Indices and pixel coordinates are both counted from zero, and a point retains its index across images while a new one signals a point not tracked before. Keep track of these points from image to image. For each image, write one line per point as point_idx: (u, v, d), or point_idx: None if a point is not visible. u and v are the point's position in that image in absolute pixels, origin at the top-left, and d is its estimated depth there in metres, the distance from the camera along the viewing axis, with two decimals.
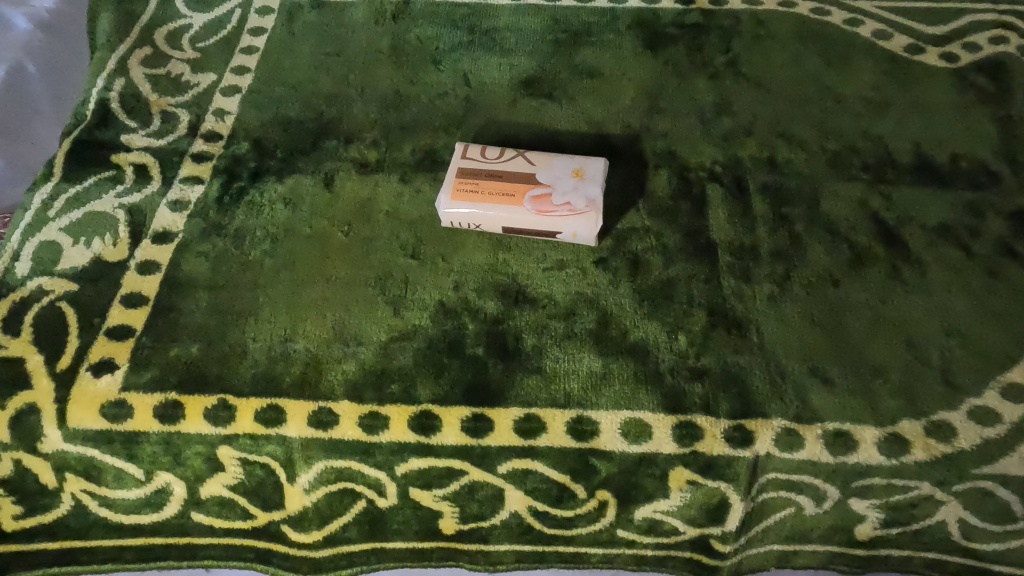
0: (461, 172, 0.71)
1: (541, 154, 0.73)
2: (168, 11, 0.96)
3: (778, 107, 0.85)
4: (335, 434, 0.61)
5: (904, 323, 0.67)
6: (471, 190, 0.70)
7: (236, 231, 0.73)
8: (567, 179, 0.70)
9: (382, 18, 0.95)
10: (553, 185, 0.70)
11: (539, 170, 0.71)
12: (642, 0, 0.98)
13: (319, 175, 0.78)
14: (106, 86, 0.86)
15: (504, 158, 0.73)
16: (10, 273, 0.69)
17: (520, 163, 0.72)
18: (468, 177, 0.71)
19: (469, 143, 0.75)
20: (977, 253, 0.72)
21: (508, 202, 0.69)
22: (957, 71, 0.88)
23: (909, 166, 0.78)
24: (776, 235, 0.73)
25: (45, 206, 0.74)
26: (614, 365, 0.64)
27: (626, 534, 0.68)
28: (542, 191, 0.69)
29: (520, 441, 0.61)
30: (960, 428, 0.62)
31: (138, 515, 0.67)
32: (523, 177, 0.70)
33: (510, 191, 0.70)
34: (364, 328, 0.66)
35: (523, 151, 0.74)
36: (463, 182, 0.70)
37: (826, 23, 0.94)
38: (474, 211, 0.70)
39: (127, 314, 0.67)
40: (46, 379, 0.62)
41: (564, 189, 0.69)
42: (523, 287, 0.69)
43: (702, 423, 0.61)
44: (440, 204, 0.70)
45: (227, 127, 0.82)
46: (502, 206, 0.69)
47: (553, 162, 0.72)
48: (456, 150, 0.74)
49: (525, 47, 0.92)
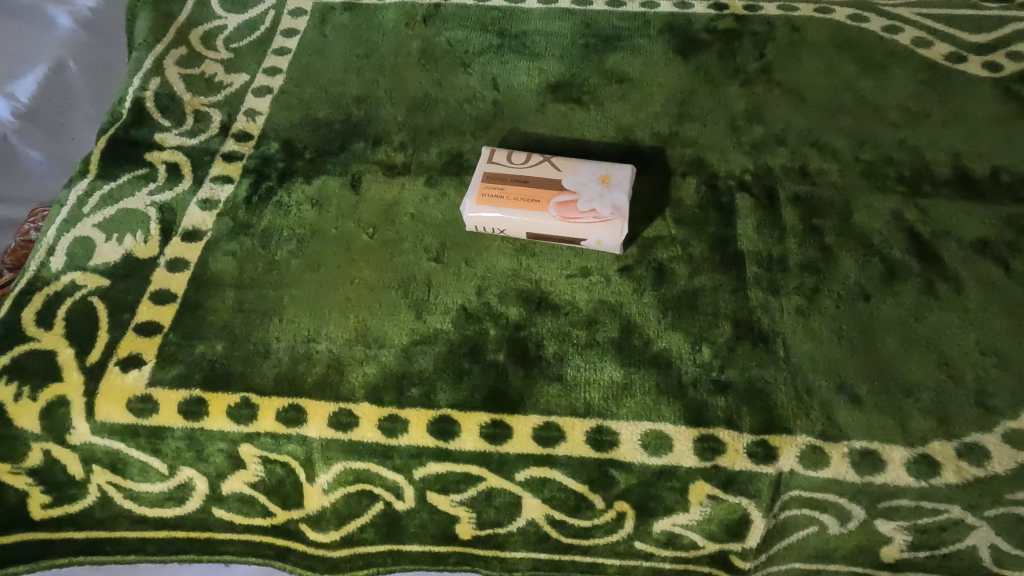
0: (487, 176, 0.71)
1: (568, 160, 0.72)
2: (204, 12, 0.98)
3: (811, 115, 0.83)
4: (354, 436, 0.62)
5: (938, 341, 0.65)
6: (496, 195, 0.70)
7: (264, 231, 0.74)
8: (593, 186, 0.69)
9: (413, 21, 0.95)
10: (579, 191, 0.69)
11: (566, 176, 0.70)
12: (675, 5, 0.97)
13: (346, 176, 0.78)
14: (142, 85, 0.88)
15: (530, 164, 0.72)
16: (45, 267, 0.71)
17: (547, 169, 0.72)
18: (494, 182, 0.71)
19: (496, 148, 0.76)
20: (1016, 269, 0.69)
21: (533, 208, 0.69)
22: (1001, 81, 0.85)
23: (947, 179, 0.76)
24: (806, 247, 0.71)
25: (80, 202, 0.76)
26: (635, 375, 0.63)
27: (643, 547, 0.67)
28: (567, 197, 0.69)
29: (538, 449, 0.61)
30: (994, 451, 0.59)
31: (161, 508, 0.68)
32: (550, 183, 0.70)
33: (535, 197, 0.69)
34: (386, 331, 0.66)
35: (551, 157, 0.74)
36: (488, 187, 0.70)
37: (863, 30, 0.92)
38: (499, 216, 0.69)
39: (156, 311, 0.68)
40: (76, 373, 0.64)
41: (590, 196, 0.69)
42: (546, 293, 0.69)
43: (724, 437, 0.60)
44: (465, 209, 0.70)
45: (257, 127, 0.83)
46: (527, 211, 0.69)
47: (580, 168, 0.71)
48: (483, 155, 0.74)
49: (554, 52, 0.91)
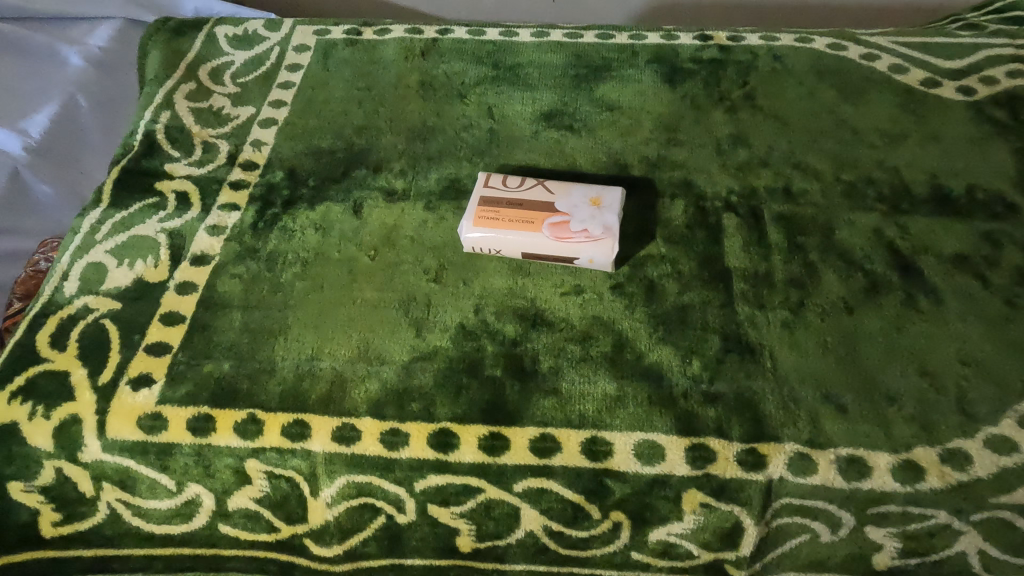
0: (483, 200, 0.75)
1: (561, 184, 0.76)
2: (211, 49, 1.02)
3: (794, 139, 0.87)
4: (357, 449, 0.64)
5: (919, 352, 0.67)
6: (492, 217, 0.73)
7: (270, 255, 0.76)
8: (584, 208, 0.73)
9: (412, 55, 1.00)
10: (572, 212, 0.72)
11: (559, 199, 0.74)
12: (662, 37, 1.01)
13: (348, 203, 0.81)
14: (153, 119, 0.92)
15: (525, 187, 0.76)
16: (59, 292, 0.74)
17: (540, 192, 0.75)
18: (490, 205, 0.74)
19: (493, 173, 0.80)
20: (993, 282, 0.72)
21: (528, 229, 0.72)
22: (974, 104, 0.89)
23: (924, 197, 0.79)
24: (790, 264, 0.74)
25: (94, 229, 0.79)
26: (628, 387, 0.65)
27: (640, 557, 0.68)
28: (560, 218, 0.72)
29: (535, 460, 0.63)
30: (976, 456, 0.61)
31: (168, 525, 0.70)
32: (543, 206, 0.73)
33: (529, 218, 0.72)
34: (387, 348, 0.69)
35: (544, 181, 0.78)
36: (485, 210, 0.74)
37: (842, 58, 0.96)
38: (495, 236, 0.72)
39: (165, 332, 0.70)
40: (89, 392, 0.66)
41: (582, 218, 0.72)
42: (541, 310, 0.71)
43: (715, 446, 0.62)
44: (463, 230, 0.73)
45: (263, 157, 0.87)
46: (522, 232, 0.72)
47: (572, 191, 0.75)
48: (480, 179, 0.78)
49: (547, 82, 0.95)
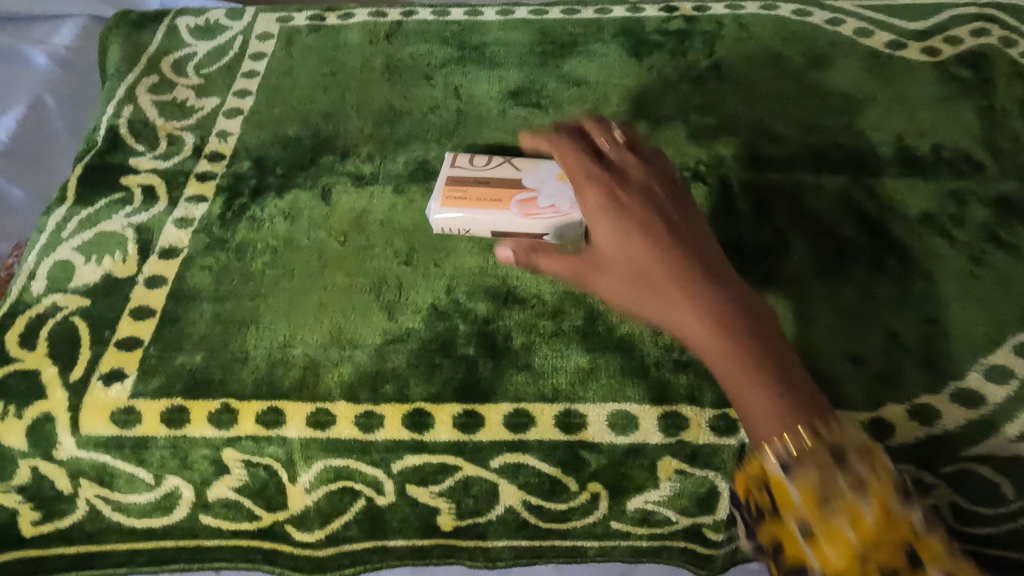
0: (451, 180, 0.75)
1: (528, 161, 0.76)
2: (174, 41, 1.01)
3: (761, 106, 0.87)
4: (332, 433, 0.64)
5: (887, 311, 0.68)
6: (460, 198, 0.73)
7: (239, 245, 0.76)
8: (551, 184, 0.73)
9: (376, 39, 0.99)
10: (538, 189, 0.72)
11: (526, 176, 0.74)
12: (628, 10, 1.01)
13: (316, 189, 0.81)
14: (116, 114, 0.91)
15: (492, 167, 0.76)
16: (27, 291, 0.73)
17: (507, 171, 0.75)
18: (457, 185, 0.74)
19: (462, 153, 0.80)
20: (959, 239, 0.73)
21: (496, 206, 0.72)
22: (939, 65, 0.89)
23: (891, 158, 0.80)
24: (759, 231, 0.74)
25: (60, 227, 0.79)
26: (601, 360, 0.66)
27: (620, 526, 0.69)
28: (527, 195, 0.72)
29: (510, 435, 0.63)
30: (944, 410, 0.63)
31: (150, 519, 0.70)
32: (510, 184, 0.74)
33: (496, 197, 0.73)
34: (360, 332, 0.69)
35: (513, 159, 0.78)
36: (452, 191, 0.74)
37: (808, 24, 0.96)
38: (463, 216, 0.73)
39: (136, 326, 0.70)
40: (60, 390, 0.66)
41: (549, 193, 0.72)
42: (512, 288, 0.71)
43: (687, 413, 0.63)
44: (431, 211, 0.74)
45: (229, 147, 0.86)
46: (490, 210, 0.72)
47: (539, 167, 0.75)
48: (447, 159, 0.78)
49: (514, 60, 0.95)
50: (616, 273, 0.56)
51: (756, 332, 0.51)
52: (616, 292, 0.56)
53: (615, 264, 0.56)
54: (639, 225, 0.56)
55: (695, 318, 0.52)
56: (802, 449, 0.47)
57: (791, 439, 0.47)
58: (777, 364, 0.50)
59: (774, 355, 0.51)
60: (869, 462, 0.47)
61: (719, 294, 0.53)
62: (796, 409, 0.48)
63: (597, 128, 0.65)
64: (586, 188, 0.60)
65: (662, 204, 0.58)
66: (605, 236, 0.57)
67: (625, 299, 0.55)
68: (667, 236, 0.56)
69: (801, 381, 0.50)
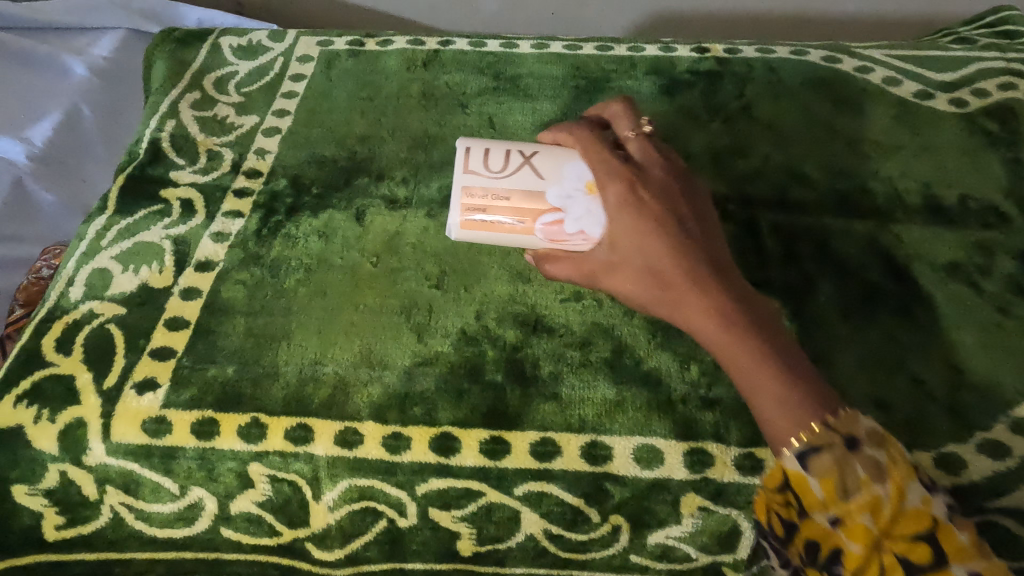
0: (466, 195, 0.66)
1: (552, 162, 0.67)
2: (216, 59, 1.04)
3: (790, 149, 0.88)
4: (360, 453, 0.65)
5: (914, 358, 0.68)
6: (479, 219, 0.66)
7: (273, 262, 0.77)
8: (579, 199, 0.66)
9: (414, 66, 1.01)
10: (566, 208, 0.66)
11: (551, 188, 0.66)
12: (660, 49, 1.03)
13: (351, 210, 0.82)
14: (158, 127, 0.93)
15: (510, 171, 0.67)
16: (64, 297, 0.75)
17: (529, 179, 0.67)
18: (475, 198, 0.66)
19: (475, 146, 0.69)
20: (986, 290, 0.73)
21: (521, 230, 0.67)
22: (967, 116, 0.91)
23: (918, 206, 0.81)
24: (787, 272, 0.75)
25: (99, 236, 0.80)
26: (627, 393, 0.66)
27: (639, 560, 0.69)
28: (554, 217, 0.66)
29: (535, 463, 0.64)
30: (970, 460, 0.63)
31: (171, 529, 0.70)
32: (534, 202, 0.66)
33: (520, 218, 0.66)
34: (390, 353, 0.69)
35: (535, 155, 0.69)
36: (471, 209, 0.66)
37: (837, 70, 0.98)
38: (486, 235, 0.67)
39: (170, 337, 0.71)
40: (94, 396, 0.67)
41: (577, 214, 0.66)
42: (541, 316, 0.72)
43: (713, 450, 0.63)
44: (450, 230, 0.68)
45: (267, 164, 0.88)
46: (516, 234, 0.67)
47: (563, 175, 0.67)
48: (459, 161, 0.68)
49: (547, 93, 0.97)
50: (634, 266, 0.61)
51: (770, 336, 0.57)
52: (625, 278, 0.62)
53: (631, 260, 0.61)
54: (665, 229, 0.60)
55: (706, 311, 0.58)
56: (815, 437, 0.52)
57: (809, 438, 0.52)
58: (787, 361, 0.56)
59: (782, 347, 0.56)
60: (884, 447, 0.51)
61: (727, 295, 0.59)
62: (810, 402, 0.53)
63: (622, 119, 0.69)
64: (610, 177, 0.64)
65: (685, 216, 0.62)
66: (619, 227, 0.62)
67: (638, 289, 0.62)
68: (689, 246, 0.60)
69: (813, 381, 0.56)
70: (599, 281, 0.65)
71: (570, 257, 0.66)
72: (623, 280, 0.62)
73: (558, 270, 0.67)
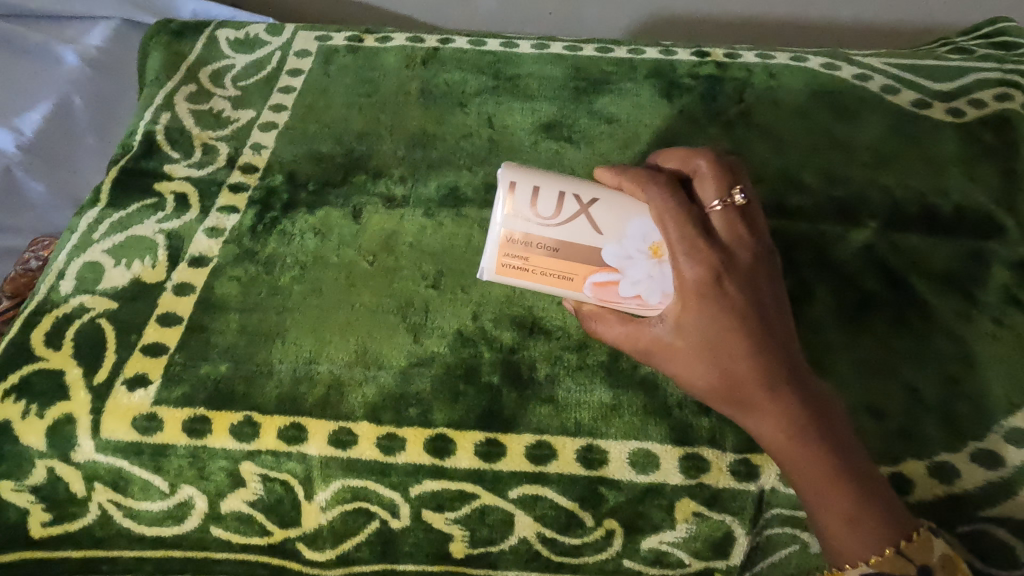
0: (509, 240, 0.61)
1: (613, 214, 0.60)
2: (213, 52, 1.03)
3: (788, 155, 0.88)
4: (353, 453, 0.64)
5: (909, 367, 0.69)
6: (520, 268, 0.62)
7: (268, 258, 0.77)
8: (640, 261, 0.60)
9: (413, 63, 1.01)
10: (623, 268, 0.61)
11: (608, 244, 0.60)
12: (660, 52, 1.03)
13: (347, 208, 0.82)
14: (153, 120, 0.92)
15: (564, 219, 0.60)
16: (54, 290, 0.74)
17: (584, 229, 0.60)
18: (519, 246, 0.61)
19: (521, 178, 0.61)
20: (981, 300, 0.74)
21: (566, 284, 0.62)
22: (963, 126, 0.91)
23: (915, 215, 0.81)
24: (784, 278, 0.75)
25: (91, 229, 0.79)
26: (624, 397, 0.66)
27: (632, 565, 0.69)
28: (607, 277, 0.61)
29: (530, 467, 0.63)
30: (962, 469, 0.63)
31: (159, 528, 0.69)
32: (587, 257, 0.61)
33: (568, 273, 0.62)
34: (385, 353, 0.69)
35: (594, 200, 0.61)
36: (511, 256, 0.61)
37: (835, 77, 0.98)
38: (526, 284, 0.63)
39: (162, 333, 0.70)
40: (84, 392, 0.66)
41: (635, 277, 0.61)
42: (539, 319, 0.72)
43: (709, 455, 0.63)
44: (484, 271, 0.63)
45: (263, 160, 0.87)
46: (559, 286, 0.63)
47: (625, 229, 0.60)
48: (502, 198, 0.60)
49: (546, 93, 0.96)
50: (709, 367, 0.56)
51: (848, 455, 0.55)
52: (691, 372, 0.57)
53: (706, 359, 0.56)
54: (751, 334, 0.56)
55: (783, 424, 0.55)
56: (884, 562, 0.52)
57: (880, 563, 0.52)
58: (863, 482, 0.54)
59: (860, 467, 0.55)
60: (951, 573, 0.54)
61: (808, 407, 0.55)
62: (883, 528, 0.53)
63: (712, 182, 0.61)
64: (694, 260, 0.57)
65: (767, 310, 0.58)
66: (698, 322, 0.56)
67: (708, 388, 0.57)
68: (774, 352, 0.56)
69: (886, 497, 0.55)
70: (653, 360, 0.60)
71: (624, 326, 0.61)
72: (690, 372, 0.58)
73: (606, 332, 0.62)
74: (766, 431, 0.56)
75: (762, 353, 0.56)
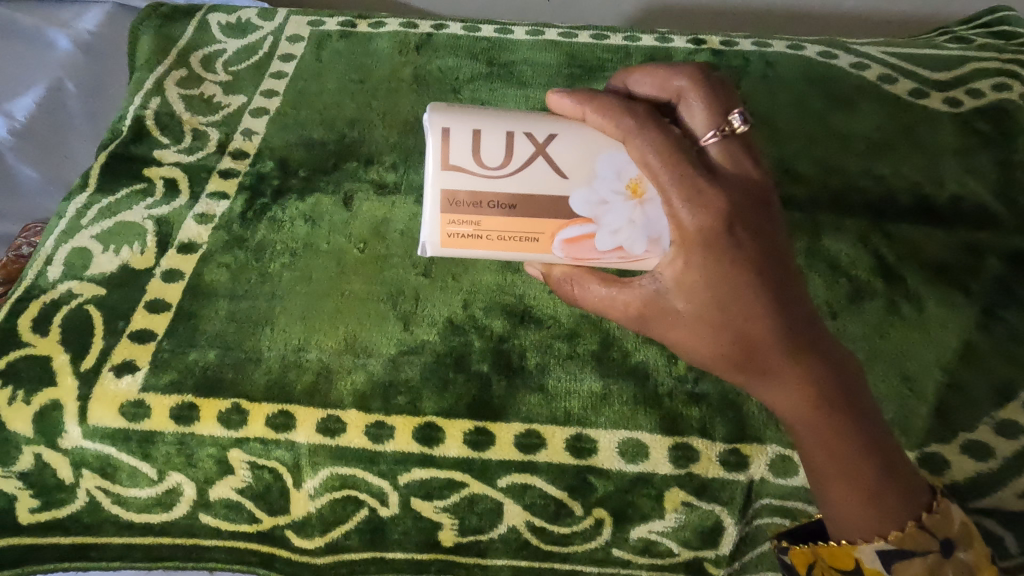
0: (451, 204, 0.55)
1: (576, 156, 0.53)
2: (204, 37, 1.02)
3: (783, 144, 0.87)
4: (342, 441, 0.64)
5: (901, 357, 0.68)
6: (470, 235, 0.56)
7: (258, 245, 0.76)
8: (618, 205, 0.54)
9: (406, 49, 0.99)
10: (598, 217, 0.54)
11: (577, 189, 0.54)
12: (656, 39, 1.02)
13: (338, 195, 0.81)
14: (143, 104, 0.91)
15: (514, 169, 0.53)
16: (42, 276, 0.73)
17: (541, 176, 0.54)
18: (463, 209, 0.55)
19: (453, 122, 0.53)
20: (975, 291, 0.73)
21: (531, 246, 0.57)
22: (960, 116, 0.90)
23: (909, 205, 0.81)
24: None
25: (79, 214, 0.79)
26: (614, 386, 0.66)
27: (621, 554, 0.69)
28: (580, 230, 0.55)
29: (519, 456, 0.63)
30: (953, 460, 0.63)
31: (149, 514, 0.69)
32: (549, 210, 0.55)
33: (532, 233, 0.56)
34: (374, 341, 0.68)
35: (550, 136, 0.53)
36: (454, 221, 0.55)
37: (832, 66, 0.97)
38: (480, 252, 0.58)
39: (150, 319, 0.70)
40: (71, 378, 0.65)
41: (613, 225, 0.54)
42: (529, 307, 0.71)
43: (698, 446, 0.63)
44: (427, 245, 0.58)
45: (254, 146, 0.86)
46: (522, 251, 0.57)
47: (594, 171, 0.54)
48: (435, 150, 0.53)
49: (541, 80, 0.95)
50: (722, 334, 0.51)
51: (863, 423, 0.52)
52: (698, 339, 0.52)
53: (718, 324, 0.51)
54: (768, 292, 0.51)
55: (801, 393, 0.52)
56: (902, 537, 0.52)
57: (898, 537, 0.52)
58: (879, 449, 0.52)
59: (875, 432, 0.53)
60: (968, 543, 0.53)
61: (822, 371, 0.52)
62: (900, 500, 0.52)
63: (703, 109, 0.53)
64: (696, 207, 0.50)
65: (777, 262, 0.52)
66: (704, 282, 0.50)
67: (717, 357, 0.52)
68: (788, 312, 0.51)
69: (900, 461, 0.53)
70: (650, 325, 0.54)
71: (609, 288, 0.55)
72: (699, 341, 0.52)
73: (588, 291, 0.57)
74: (779, 400, 0.53)
75: (780, 315, 0.51)
